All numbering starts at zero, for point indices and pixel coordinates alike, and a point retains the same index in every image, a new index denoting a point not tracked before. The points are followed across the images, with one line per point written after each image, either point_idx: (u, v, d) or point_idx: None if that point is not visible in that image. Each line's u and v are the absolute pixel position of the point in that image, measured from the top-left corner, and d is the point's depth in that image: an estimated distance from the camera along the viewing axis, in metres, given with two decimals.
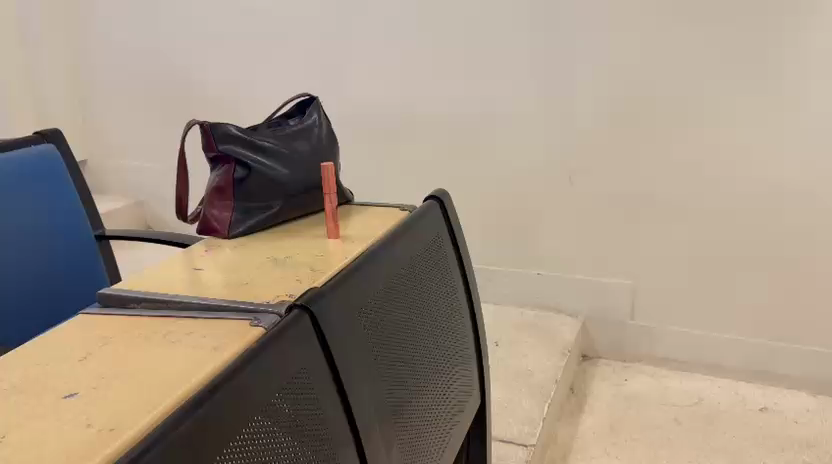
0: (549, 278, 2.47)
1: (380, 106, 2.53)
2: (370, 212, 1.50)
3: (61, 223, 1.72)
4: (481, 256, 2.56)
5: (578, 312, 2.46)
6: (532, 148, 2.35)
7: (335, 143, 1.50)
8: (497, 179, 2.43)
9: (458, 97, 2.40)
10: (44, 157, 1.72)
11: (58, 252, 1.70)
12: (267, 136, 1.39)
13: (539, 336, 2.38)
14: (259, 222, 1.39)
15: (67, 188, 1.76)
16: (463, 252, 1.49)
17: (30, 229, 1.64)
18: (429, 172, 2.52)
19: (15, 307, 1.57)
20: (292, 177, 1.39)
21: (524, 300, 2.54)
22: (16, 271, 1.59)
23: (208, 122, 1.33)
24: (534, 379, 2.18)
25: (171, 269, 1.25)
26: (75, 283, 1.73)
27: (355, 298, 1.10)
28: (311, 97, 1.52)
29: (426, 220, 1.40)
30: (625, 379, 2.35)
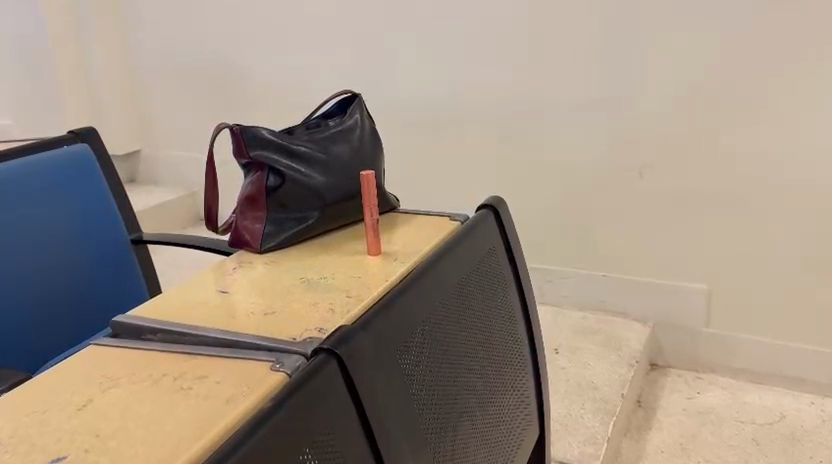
0: (615, 280, 2.27)
1: (414, 102, 2.41)
2: (418, 222, 1.35)
3: (90, 230, 1.63)
4: (535, 257, 2.39)
5: (645, 317, 2.26)
6: (586, 144, 2.18)
7: (377, 146, 1.37)
8: (547, 177, 2.27)
9: (501, 91, 2.25)
10: (72, 160, 1.64)
11: (87, 261, 1.61)
12: (303, 140, 1.26)
13: (602, 344, 2.19)
14: (295, 234, 1.26)
15: (100, 189, 1.67)
16: (522, 267, 1.33)
17: (55, 239, 1.56)
18: (473, 170, 2.37)
19: (34, 323, 1.49)
20: (330, 185, 1.26)
21: (584, 302, 2.35)
22: (38, 285, 1.51)
23: (238, 125, 1.20)
24: (597, 392, 2.01)
25: (197, 284, 1.13)
26: (107, 294, 1.64)
27: (394, 332, 0.95)
28: (353, 94, 1.39)
29: (478, 235, 1.24)
30: (698, 392, 2.14)
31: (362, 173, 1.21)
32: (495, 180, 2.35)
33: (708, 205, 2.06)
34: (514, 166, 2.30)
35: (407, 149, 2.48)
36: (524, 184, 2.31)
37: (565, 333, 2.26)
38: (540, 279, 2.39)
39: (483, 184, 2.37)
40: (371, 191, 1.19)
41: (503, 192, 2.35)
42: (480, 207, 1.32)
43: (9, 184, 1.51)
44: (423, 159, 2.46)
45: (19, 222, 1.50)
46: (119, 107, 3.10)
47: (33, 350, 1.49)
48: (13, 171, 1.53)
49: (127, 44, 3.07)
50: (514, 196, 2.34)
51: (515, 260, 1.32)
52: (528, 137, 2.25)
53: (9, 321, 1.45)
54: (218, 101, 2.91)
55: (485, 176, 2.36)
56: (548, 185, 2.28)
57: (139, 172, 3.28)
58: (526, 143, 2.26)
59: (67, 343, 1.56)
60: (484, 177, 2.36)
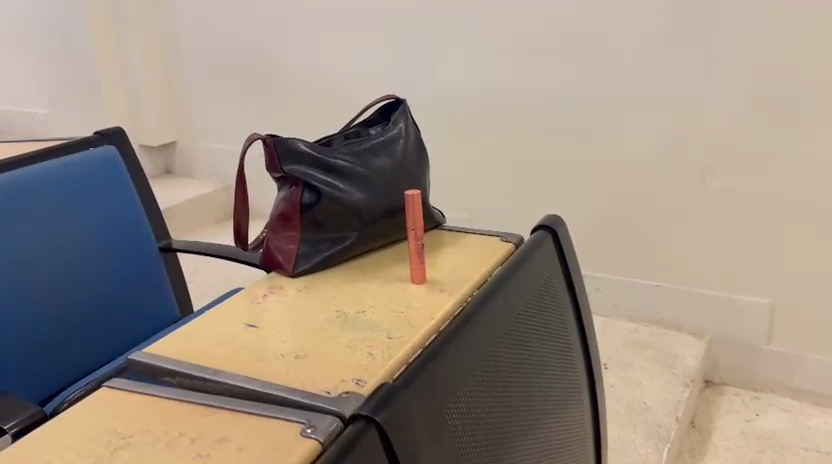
0: (670, 290, 2.11)
1: (457, 96, 2.26)
2: (466, 243, 1.22)
3: (117, 239, 1.54)
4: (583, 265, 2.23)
5: (700, 331, 2.10)
6: (643, 146, 2.02)
7: (423, 159, 1.24)
8: (599, 180, 2.11)
9: (549, 84, 2.09)
10: (97, 163, 1.55)
11: (114, 272, 1.53)
12: (342, 153, 1.14)
13: (655, 360, 2.04)
14: (331, 256, 1.15)
15: (126, 193, 1.59)
16: (582, 296, 1.20)
17: (81, 249, 1.47)
18: (518, 170, 2.22)
19: (61, 339, 1.40)
20: (371, 202, 1.14)
21: (635, 313, 2.20)
22: (65, 298, 1.42)
23: (272, 137, 1.09)
24: (650, 415, 1.86)
25: (224, 313, 1.02)
26: (135, 307, 1.56)
27: (446, 384, 0.83)
28: (398, 100, 1.27)
29: (537, 261, 1.11)
30: (756, 414, 1.97)
31: (410, 190, 1.06)
32: (542, 182, 2.19)
33: (778, 215, 1.89)
34: (563, 167, 2.15)
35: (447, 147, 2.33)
36: (572, 186, 2.15)
37: (615, 348, 2.11)
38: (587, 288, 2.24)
39: (528, 186, 2.22)
40: (416, 213, 1.06)
41: (550, 194, 2.20)
42: (537, 228, 1.19)
43: (33, 191, 1.42)
44: (463, 156, 2.31)
45: (44, 232, 1.42)
46: (153, 96, 3.02)
47: (60, 368, 1.40)
48: (36, 178, 1.44)
49: (162, 32, 2.99)
50: (562, 200, 2.19)
51: (574, 287, 1.19)
52: (579, 137, 2.10)
53: (35, 337, 1.35)
54: (255, 92, 2.81)
55: (531, 177, 2.21)
56: (600, 189, 2.12)
57: (173, 164, 3.21)
58: (578, 144, 2.10)
59: (94, 360, 1.47)
60: (530, 178, 2.21)
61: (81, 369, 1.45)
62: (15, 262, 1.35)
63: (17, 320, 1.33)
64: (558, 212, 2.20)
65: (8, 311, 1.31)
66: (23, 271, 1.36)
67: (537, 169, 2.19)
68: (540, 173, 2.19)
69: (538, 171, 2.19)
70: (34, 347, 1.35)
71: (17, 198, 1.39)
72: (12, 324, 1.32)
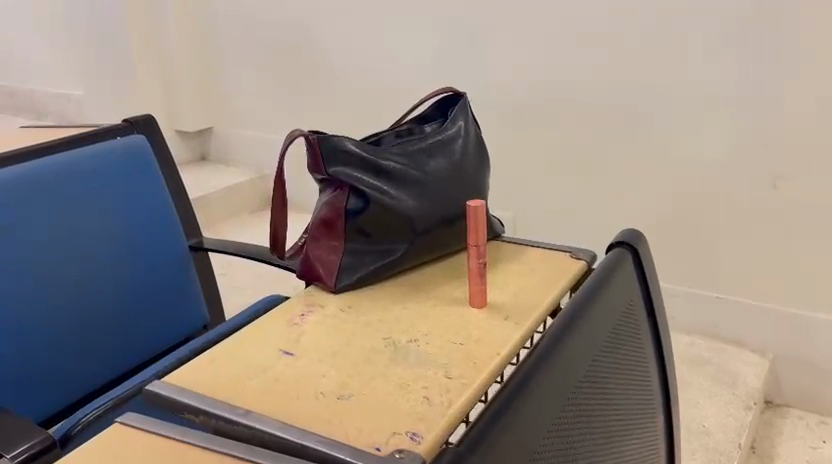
0: (729, 303, 1.92)
1: (506, 87, 2.09)
2: (528, 260, 1.07)
3: (140, 238, 1.43)
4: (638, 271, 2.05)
5: (762, 347, 1.90)
6: (713, 145, 1.82)
7: (483, 162, 1.10)
8: (662, 181, 1.92)
9: (610, 77, 1.92)
10: (123, 153, 1.43)
11: (137, 274, 1.42)
12: (395, 154, 1.00)
13: (714, 378, 1.86)
14: (377, 270, 1.01)
15: (154, 186, 1.47)
16: (661, 324, 1.07)
17: (101, 250, 1.37)
18: (571, 167, 2.04)
19: (79, 347, 1.30)
20: (425, 211, 1.00)
21: (693, 325, 2.00)
22: (81, 304, 1.32)
23: (317, 135, 0.96)
24: (711, 440, 1.68)
25: (255, 334, 0.89)
26: (158, 310, 1.45)
27: (532, 428, 0.69)
28: (456, 94, 1.12)
29: (616, 284, 0.98)
30: (824, 441, 1.78)
31: (471, 201, 0.92)
32: (597, 180, 2.01)
33: None
34: (621, 165, 1.97)
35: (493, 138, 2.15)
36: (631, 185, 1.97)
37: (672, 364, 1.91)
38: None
39: (581, 185, 2.04)
40: (478, 229, 0.91)
41: (605, 194, 2.01)
42: (615, 245, 1.05)
43: (48, 188, 1.31)
44: (511, 148, 2.13)
45: (60, 232, 1.31)
46: (188, 80, 2.91)
47: (78, 376, 1.30)
48: (52, 172, 1.33)
49: (199, 14, 2.88)
50: (617, 200, 2.00)
51: (654, 313, 1.05)
52: (644, 134, 1.91)
53: (51, 347, 1.26)
54: (297, 83, 2.68)
55: (586, 176, 2.03)
56: (663, 191, 1.93)
57: (208, 150, 3.11)
58: (641, 141, 1.92)
59: (115, 367, 1.37)
60: (584, 177, 2.03)
61: (102, 376, 1.35)
62: (27, 266, 1.24)
63: (30, 329, 1.23)
64: (613, 211, 2.01)
65: (20, 320, 1.21)
66: (37, 275, 1.25)
67: (593, 166, 2.01)
68: (595, 172, 2.01)
69: (593, 168, 2.01)
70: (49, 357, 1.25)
71: (30, 195, 1.28)
72: (24, 332, 1.22)
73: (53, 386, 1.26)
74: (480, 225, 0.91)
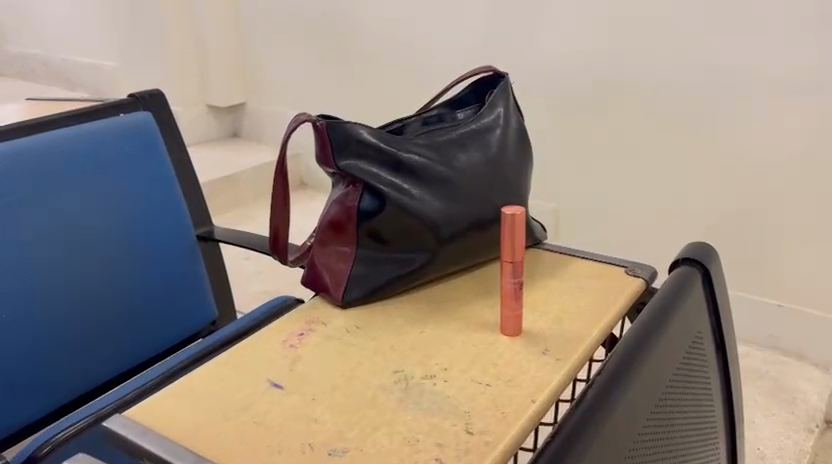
0: (793, 315, 1.70)
1: (549, 69, 1.90)
2: (574, 277, 0.90)
3: (146, 231, 1.31)
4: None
5: (825, 362, 1.70)
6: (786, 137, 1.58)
7: (524, 155, 0.93)
8: (722, 175, 1.70)
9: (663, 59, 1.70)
10: (130, 134, 1.30)
11: (142, 270, 1.30)
12: (419, 145, 0.84)
13: (771, 395, 1.65)
14: (392, 283, 0.86)
15: (162, 172, 1.34)
16: (731, 361, 0.89)
17: (103, 244, 1.25)
18: (620, 156, 1.83)
19: (73, 348, 1.19)
20: (452, 214, 0.85)
21: (750, 333, 1.79)
22: (78, 303, 1.21)
23: (326, 121, 0.80)
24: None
25: (244, 358, 0.75)
26: (164, 307, 1.33)
27: None
28: (497, 73, 0.95)
29: (685, 310, 0.81)
30: None
31: (506, 208, 0.74)
32: (648, 173, 1.80)
33: None
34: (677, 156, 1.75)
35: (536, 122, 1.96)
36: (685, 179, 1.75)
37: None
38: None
39: (630, 177, 1.84)
40: (512, 245, 0.74)
41: (656, 188, 1.80)
42: (681, 262, 0.88)
43: (46, 174, 1.19)
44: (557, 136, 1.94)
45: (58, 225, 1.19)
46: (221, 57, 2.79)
47: (75, 376, 1.20)
48: (51, 159, 1.20)
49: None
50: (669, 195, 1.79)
51: (724, 345, 0.88)
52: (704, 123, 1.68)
53: (43, 349, 1.15)
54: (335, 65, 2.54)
55: (635, 167, 1.82)
56: (723, 187, 1.71)
57: (241, 127, 2.99)
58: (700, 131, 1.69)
59: (114, 369, 1.26)
60: (634, 169, 1.82)
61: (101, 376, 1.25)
62: (21, 263, 1.13)
63: (21, 331, 1.12)
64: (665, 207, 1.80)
65: (11, 317, 1.11)
66: (31, 272, 1.14)
67: (644, 157, 1.80)
68: (647, 164, 1.80)
69: (643, 158, 1.80)
70: (39, 360, 1.15)
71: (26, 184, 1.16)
72: (16, 330, 1.11)
73: (43, 392, 1.15)
74: (517, 239, 0.74)
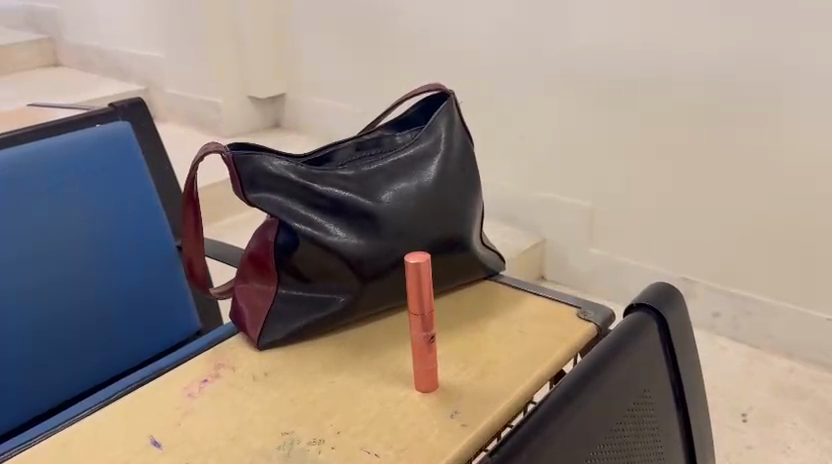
0: None
1: (576, 64, 1.78)
2: (519, 319, 0.82)
3: (150, 229, 1.13)
4: (724, 277, 1.72)
5: None
6: (824, 137, 1.47)
7: (472, 183, 0.85)
8: (764, 179, 1.58)
9: (697, 55, 1.58)
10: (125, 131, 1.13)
11: (146, 272, 1.12)
12: (340, 176, 0.78)
13: (812, 418, 1.53)
14: (316, 323, 0.79)
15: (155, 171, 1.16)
16: (693, 416, 0.80)
17: (99, 241, 1.08)
18: (655, 157, 1.72)
19: (61, 358, 1.02)
20: (377, 252, 0.78)
21: (789, 346, 1.68)
22: (72, 308, 1.03)
23: (232, 152, 0.74)
24: None
25: (136, 411, 0.71)
26: (150, 319, 1.12)
27: None
28: (444, 91, 0.86)
29: (633, 363, 0.71)
30: None
31: (411, 254, 0.67)
32: (683, 174, 1.69)
33: None
34: (712, 158, 1.64)
35: (563, 117, 1.84)
36: (721, 182, 1.64)
37: (762, 393, 1.61)
38: (724, 313, 1.75)
39: (663, 179, 1.73)
40: (419, 295, 0.66)
41: (691, 191, 1.70)
42: (635, 307, 0.80)
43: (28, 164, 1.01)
44: (585, 135, 1.82)
45: (49, 218, 1.02)
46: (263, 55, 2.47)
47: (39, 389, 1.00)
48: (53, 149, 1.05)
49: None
50: (703, 198, 1.68)
51: (684, 398, 0.79)
52: (743, 124, 1.57)
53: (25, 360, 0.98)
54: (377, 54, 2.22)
55: (669, 169, 1.71)
56: (761, 193, 1.60)
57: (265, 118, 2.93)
58: (741, 131, 1.58)
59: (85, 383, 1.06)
60: (668, 170, 1.71)
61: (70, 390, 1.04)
62: (7, 265, 0.97)
63: None
64: (700, 211, 1.70)
65: None
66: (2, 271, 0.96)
67: (673, 158, 1.70)
68: (682, 166, 1.69)
69: (679, 159, 1.69)
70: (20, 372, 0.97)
71: (14, 170, 1.00)
72: None
73: (22, 406, 0.98)
74: (424, 289, 0.66)
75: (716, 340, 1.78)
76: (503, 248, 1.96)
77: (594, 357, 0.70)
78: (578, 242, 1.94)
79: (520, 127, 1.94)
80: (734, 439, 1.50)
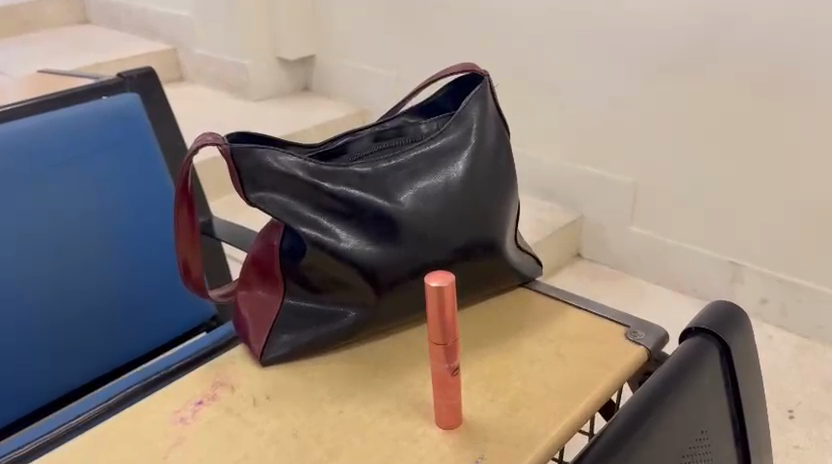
0: None
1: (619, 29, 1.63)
2: (558, 339, 0.72)
3: (143, 219, 1.04)
4: (776, 264, 1.59)
5: None
6: None
7: (507, 180, 0.74)
8: (826, 159, 1.43)
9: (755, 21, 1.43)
10: (108, 112, 1.02)
11: (136, 264, 1.03)
12: (355, 173, 0.68)
13: None
14: (325, 339, 0.70)
15: (143, 152, 1.05)
16: (754, 452, 0.70)
17: (90, 237, 0.99)
18: (706, 132, 1.58)
19: (52, 366, 0.95)
20: (395, 261, 0.68)
21: None
22: (60, 314, 0.96)
23: (231, 144, 0.64)
24: None
25: (121, 441, 0.64)
26: (141, 315, 1.04)
27: None
28: (478, 73, 0.75)
29: (685, 402, 0.62)
30: None
31: (431, 276, 0.57)
32: (736, 151, 1.55)
33: None
34: (769, 136, 1.49)
35: (607, 86, 1.70)
36: (777, 162, 1.50)
37: (811, 388, 1.51)
38: (773, 299, 1.62)
39: (714, 156, 1.58)
40: (441, 325, 0.57)
41: (743, 170, 1.55)
42: (691, 331, 0.69)
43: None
44: (628, 107, 1.68)
45: (33, 220, 0.94)
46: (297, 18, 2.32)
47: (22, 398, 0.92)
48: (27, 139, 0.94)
49: None
50: (756, 178, 1.54)
51: (743, 434, 0.69)
52: (807, 97, 1.41)
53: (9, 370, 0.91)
54: (411, 15, 2.06)
55: (721, 144, 1.56)
56: (820, 175, 1.45)
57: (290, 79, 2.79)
58: (803, 104, 1.42)
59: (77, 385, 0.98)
60: (720, 145, 1.57)
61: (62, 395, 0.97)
62: None
63: None
64: (751, 193, 1.56)
65: None
66: None
67: (726, 135, 1.55)
68: (735, 142, 1.54)
69: (732, 135, 1.54)
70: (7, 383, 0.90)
71: None
72: None
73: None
74: (446, 317, 0.56)
75: (764, 328, 1.66)
76: (539, 224, 1.85)
77: (642, 395, 0.60)
78: (618, 220, 1.82)
79: (560, 96, 1.79)
80: (779, 438, 1.40)
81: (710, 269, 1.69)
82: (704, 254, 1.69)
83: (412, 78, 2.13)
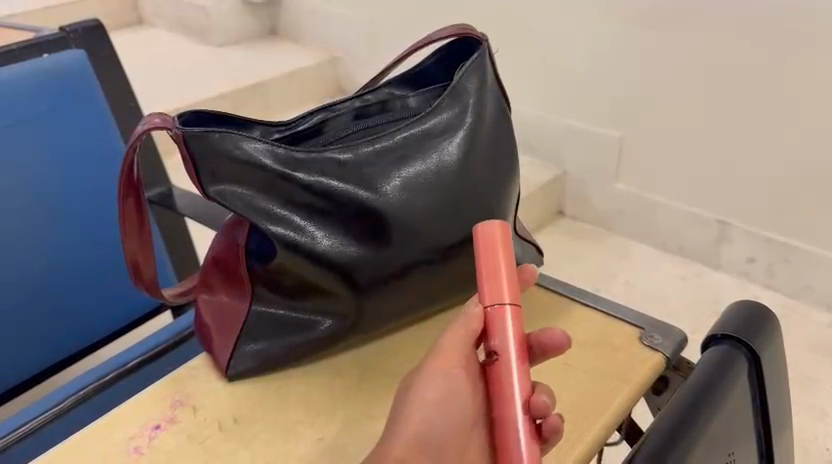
0: None
1: None
2: (564, 346, 0.63)
3: (93, 190, 0.91)
4: (768, 223, 1.48)
5: None
6: None
7: (508, 164, 0.64)
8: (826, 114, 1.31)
9: None
10: (34, 70, 0.86)
11: (80, 244, 0.91)
12: (332, 160, 0.57)
13: None
14: (300, 348, 0.61)
15: (80, 113, 0.89)
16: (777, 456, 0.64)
17: (48, 213, 0.87)
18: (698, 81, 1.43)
19: (1, 354, 0.84)
20: (377, 263, 0.59)
21: None
22: (11, 298, 0.85)
23: (183, 129, 0.53)
24: None
25: None
26: (87, 299, 0.92)
27: None
28: (473, 37, 0.64)
29: (720, 421, 0.54)
30: None
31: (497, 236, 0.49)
32: (728, 101, 1.41)
33: None
34: (764, 82, 1.36)
35: (591, 33, 1.54)
36: (771, 111, 1.37)
37: (794, 350, 1.42)
38: (760, 259, 1.52)
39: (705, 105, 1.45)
40: (506, 321, 0.47)
41: (734, 121, 1.42)
42: (716, 338, 0.61)
43: None
44: (612, 57, 1.53)
45: None
46: None
47: None
48: None
49: None
50: (749, 130, 1.41)
51: (769, 438, 0.62)
52: (807, 45, 1.28)
53: None
54: None
55: (713, 93, 1.42)
56: (815, 125, 1.33)
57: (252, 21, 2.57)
58: (805, 58, 1.29)
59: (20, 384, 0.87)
60: (712, 94, 1.43)
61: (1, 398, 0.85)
62: None
63: None
64: (746, 147, 1.43)
65: None
66: None
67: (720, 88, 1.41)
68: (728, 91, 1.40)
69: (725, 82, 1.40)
70: None
71: None
72: None
73: None
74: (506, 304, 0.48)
75: (749, 287, 1.55)
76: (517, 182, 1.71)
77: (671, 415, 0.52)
78: (602, 176, 1.68)
79: (540, 43, 1.64)
80: None
81: (696, 228, 1.58)
82: (691, 211, 1.57)
83: (383, 19, 1.99)
